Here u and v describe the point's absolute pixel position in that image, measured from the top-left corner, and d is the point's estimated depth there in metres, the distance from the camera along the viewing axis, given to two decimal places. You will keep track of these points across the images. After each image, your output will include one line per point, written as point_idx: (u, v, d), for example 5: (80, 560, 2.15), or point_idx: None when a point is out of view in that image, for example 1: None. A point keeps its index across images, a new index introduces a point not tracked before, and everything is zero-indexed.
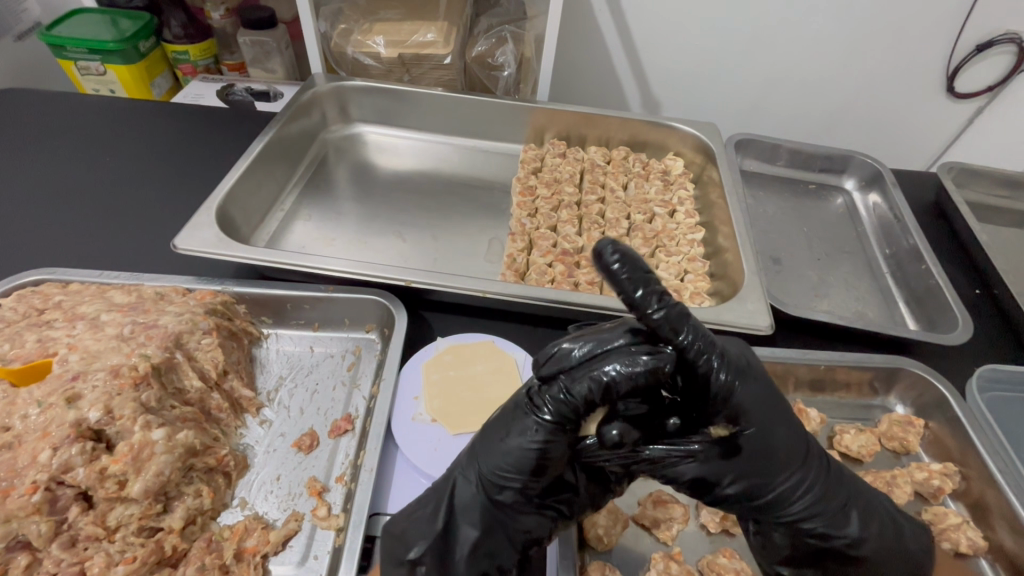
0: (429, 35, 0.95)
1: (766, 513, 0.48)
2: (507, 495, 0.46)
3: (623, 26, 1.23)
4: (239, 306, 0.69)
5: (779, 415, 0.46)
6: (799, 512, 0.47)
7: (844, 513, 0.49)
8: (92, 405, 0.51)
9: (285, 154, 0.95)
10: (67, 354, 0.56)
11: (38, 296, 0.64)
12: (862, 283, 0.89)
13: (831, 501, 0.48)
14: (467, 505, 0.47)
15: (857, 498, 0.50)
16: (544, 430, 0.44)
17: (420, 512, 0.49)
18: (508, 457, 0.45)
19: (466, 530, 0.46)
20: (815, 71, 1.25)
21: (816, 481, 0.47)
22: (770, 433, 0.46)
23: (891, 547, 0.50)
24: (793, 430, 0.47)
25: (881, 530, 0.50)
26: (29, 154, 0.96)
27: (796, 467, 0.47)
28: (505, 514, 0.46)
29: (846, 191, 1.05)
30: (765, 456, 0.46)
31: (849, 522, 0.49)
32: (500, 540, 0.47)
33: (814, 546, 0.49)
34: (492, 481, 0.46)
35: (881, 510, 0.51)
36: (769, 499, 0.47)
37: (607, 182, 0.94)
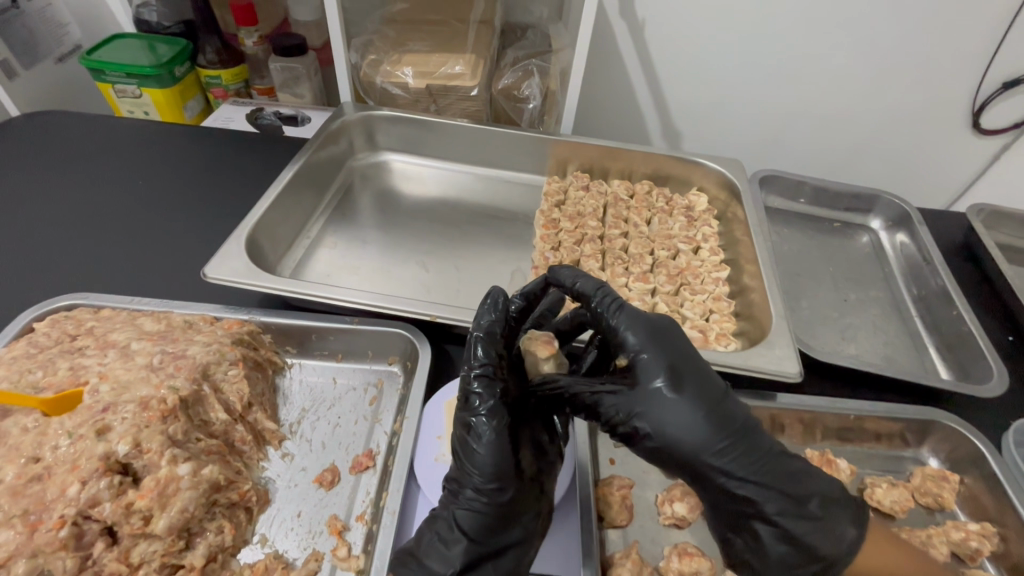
0: (456, 67, 0.97)
1: (683, 463, 0.50)
2: (507, 490, 0.50)
3: (645, 59, 1.25)
4: (265, 336, 0.70)
5: (659, 350, 0.51)
6: (719, 462, 0.49)
7: (751, 462, 0.49)
8: (121, 438, 0.51)
9: (313, 182, 0.96)
10: (98, 384, 0.56)
11: (71, 322, 0.65)
12: (890, 327, 0.87)
13: (736, 443, 0.49)
14: (476, 517, 0.50)
15: (765, 444, 0.50)
16: (491, 418, 0.52)
17: (431, 546, 0.50)
18: (486, 458, 0.51)
19: (484, 535, 0.50)
20: (839, 107, 1.25)
21: (712, 420, 0.49)
22: (653, 378, 0.50)
23: (796, 492, 0.49)
24: (688, 370, 0.51)
25: (755, 469, 0.49)
26: (65, 176, 0.99)
27: (690, 406, 0.49)
28: (507, 506, 0.50)
29: (871, 229, 1.04)
30: (657, 397, 0.49)
31: (726, 469, 0.49)
32: (521, 527, 0.51)
33: (729, 496, 0.50)
34: (484, 482, 0.50)
35: (756, 452, 0.49)
36: (680, 442, 0.49)
37: (630, 217, 0.93)
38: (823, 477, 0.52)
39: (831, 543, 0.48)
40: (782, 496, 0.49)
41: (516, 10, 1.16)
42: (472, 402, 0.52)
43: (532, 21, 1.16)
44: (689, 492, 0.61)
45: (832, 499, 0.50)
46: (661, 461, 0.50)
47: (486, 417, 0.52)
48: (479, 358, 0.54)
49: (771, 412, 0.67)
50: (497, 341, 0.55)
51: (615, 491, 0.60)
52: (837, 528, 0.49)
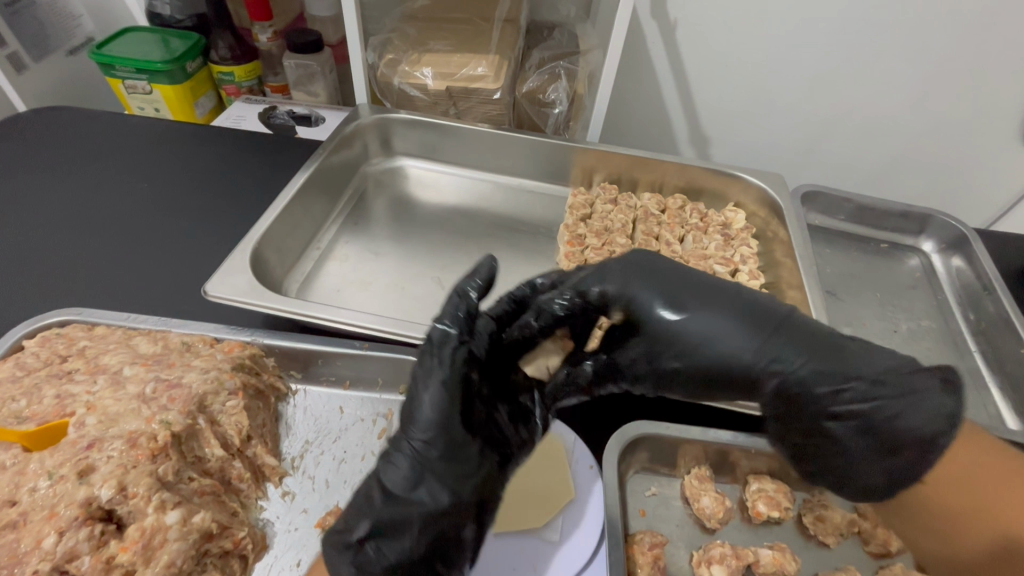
0: (479, 68, 0.91)
1: (746, 375, 0.46)
2: (443, 451, 0.46)
3: (677, 62, 1.17)
4: (269, 359, 0.65)
5: (635, 277, 0.51)
6: (771, 355, 0.45)
7: (806, 346, 0.45)
8: (104, 482, 0.47)
9: (325, 188, 0.91)
10: (84, 416, 0.52)
11: (62, 342, 0.61)
12: (945, 363, 0.80)
13: (777, 332, 0.46)
14: (402, 476, 0.46)
15: (807, 326, 0.46)
16: (447, 368, 0.47)
17: (358, 499, 0.48)
18: (426, 411, 0.46)
19: (412, 493, 0.46)
20: (886, 116, 1.17)
21: (748, 312, 0.47)
22: (654, 298, 0.49)
23: (867, 361, 0.44)
24: (679, 283, 0.50)
25: (811, 355, 0.44)
26: (69, 176, 0.95)
27: (718, 306, 0.47)
28: (437, 468, 0.46)
29: (923, 251, 0.96)
30: (668, 314, 0.48)
31: (783, 360, 0.45)
32: (453, 495, 0.46)
33: (800, 391, 0.44)
34: (422, 438, 0.46)
35: (805, 337, 0.45)
36: (726, 340, 0.46)
37: (661, 234, 0.87)
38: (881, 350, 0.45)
39: (910, 415, 0.42)
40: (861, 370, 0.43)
41: (542, 7, 1.10)
42: (424, 352, 0.48)
43: (559, 19, 1.09)
44: (728, 555, 0.55)
45: (904, 373, 0.43)
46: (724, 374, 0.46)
47: (440, 365, 0.47)
48: (445, 310, 0.49)
49: None
50: (467, 299, 0.50)
51: (646, 551, 0.54)
52: (916, 396, 0.42)
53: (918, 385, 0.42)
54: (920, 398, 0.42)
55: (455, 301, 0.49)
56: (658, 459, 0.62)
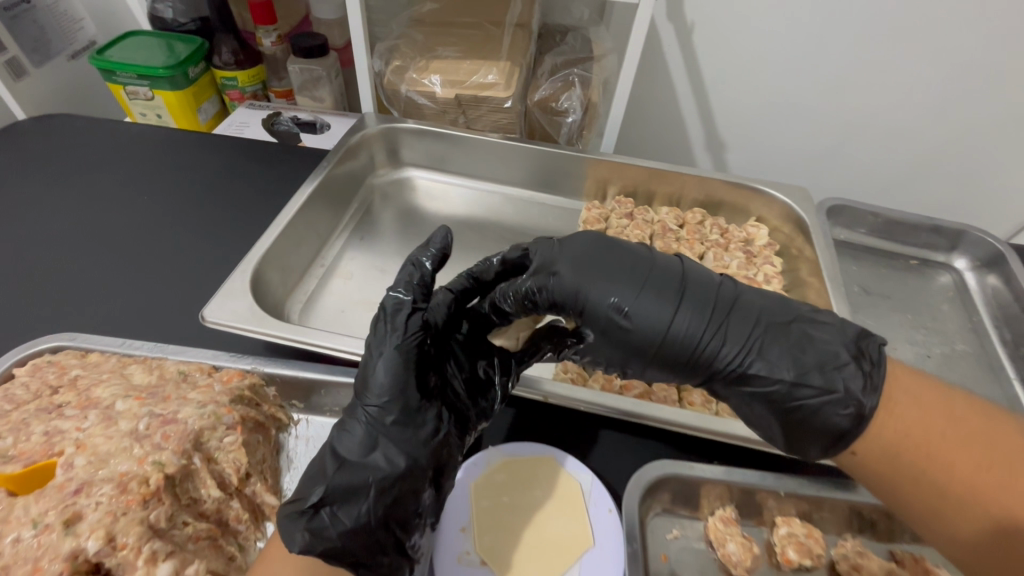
0: (489, 76, 0.87)
1: (695, 365, 0.49)
2: (398, 414, 0.49)
3: (694, 67, 1.13)
4: (269, 388, 0.62)
5: (591, 278, 0.50)
6: (714, 341, 0.48)
7: (748, 332, 0.48)
8: (91, 532, 0.44)
9: (330, 200, 0.88)
10: (73, 456, 0.49)
11: (54, 371, 0.58)
12: (983, 391, 0.75)
13: (716, 323, 0.48)
14: (357, 439, 0.48)
15: (748, 310, 0.49)
16: (400, 340, 0.50)
17: (313, 469, 0.49)
18: (379, 377, 0.49)
19: (368, 457, 0.48)
20: (913, 124, 1.12)
21: (693, 298, 0.49)
22: (603, 294, 0.50)
23: (798, 353, 0.47)
24: (633, 277, 0.50)
25: (760, 350, 0.48)
26: (68, 188, 0.92)
27: (663, 292, 0.49)
28: (391, 431, 0.49)
29: (955, 269, 0.91)
30: (619, 312, 0.49)
31: (736, 351, 0.48)
32: (409, 456, 0.48)
33: (740, 374, 0.48)
34: (376, 404, 0.49)
35: (747, 323, 0.49)
36: (674, 329, 0.48)
37: (680, 251, 0.83)
38: (817, 336, 0.48)
39: (837, 410, 0.45)
40: (783, 373, 0.46)
41: (555, 10, 1.05)
42: (379, 320, 0.51)
43: (572, 23, 1.05)
44: None
45: (836, 365, 0.46)
46: (669, 356, 0.49)
47: (392, 336, 0.50)
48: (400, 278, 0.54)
49: (854, 509, 0.56)
50: (421, 268, 0.54)
51: None
52: (839, 393, 0.45)
53: (841, 364, 0.46)
54: (841, 394, 0.45)
55: (407, 268, 0.54)
56: (679, 501, 0.58)
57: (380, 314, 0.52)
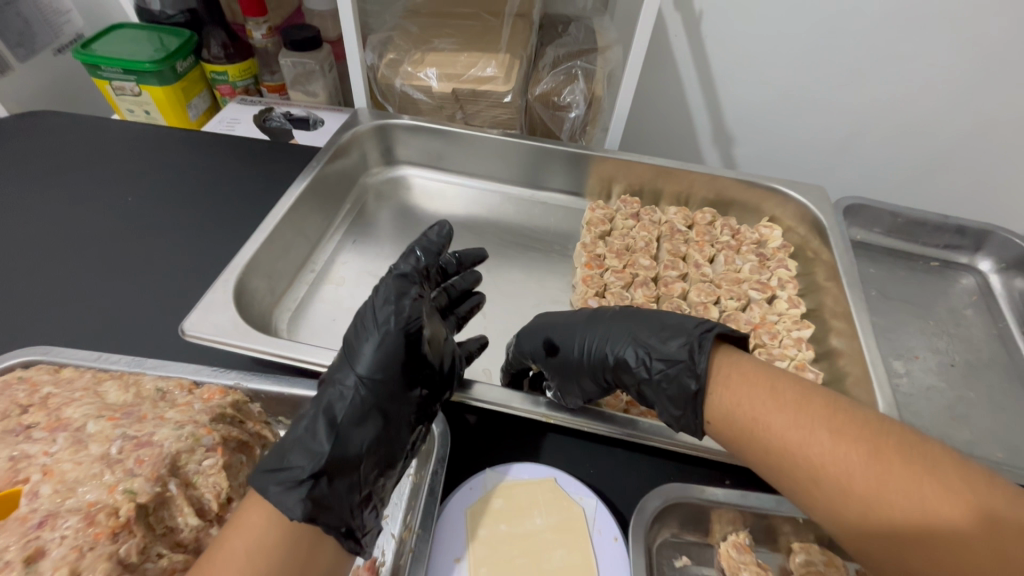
0: (488, 69, 0.82)
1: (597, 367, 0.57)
2: (391, 387, 0.50)
3: (703, 58, 1.08)
4: (254, 405, 0.58)
5: (538, 326, 0.63)
6: (605, 343, 0.57)
7: (629, 329, 0.57)
8: (55, 569, 0.40)
9: (320, 202, 0.84)
10: (39, 483, 0.45)
11: (24, 387, 0.54)
12: (1011, 402, 0.71)
13: (625, 330, 0.58)
14: (351, 408, 0.49)
15: (634, 316, 0.59)
16: (391, 319, 0.52)
17: (301, 438, 0.47)
18: (373, 353, 0.50)
19: (356, 430, 0.48)
20: (934, 116, 1.06)
21: (595, 320, 0.61)
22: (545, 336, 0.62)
23: (660, 332, 0.56)
24: (554, 323, 0.62)
25: (631, 336, 0.57)
26: (49, 189, 0.88)
27: (576, 322, 0.61)
28: (382, 404, 0.50)
29: (979, 271, 0.87)
30: (547, 343, 0.61)
31: (619, 344, 0.57)
32: (396, 430, 0.50)
33: (631, 362, 0.55)
34: (371, 377, 0.50)
35: (632, 324, 0.58)
36: (575, 343, 0.59)
37: (689, 254, 0.79)
38: (672, 317, 0.57)
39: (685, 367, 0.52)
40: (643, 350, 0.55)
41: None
42: (379, 300, 0.53)
43: (575, 12, 1.00)
44: None
45: (683, 330, 0.55)
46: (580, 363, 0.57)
47: (386, 319, 0.52)
48: (406, 265, 0.57)
49: None
50: (414, 259, 0.58)
51: None
52: (682, 342, 0.53)
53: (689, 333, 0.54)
54: (689, 345, 0.53)
55: (412, 256, 0.58)
56: (689, 526, 0.55)
57: (366, 303, 0.54)
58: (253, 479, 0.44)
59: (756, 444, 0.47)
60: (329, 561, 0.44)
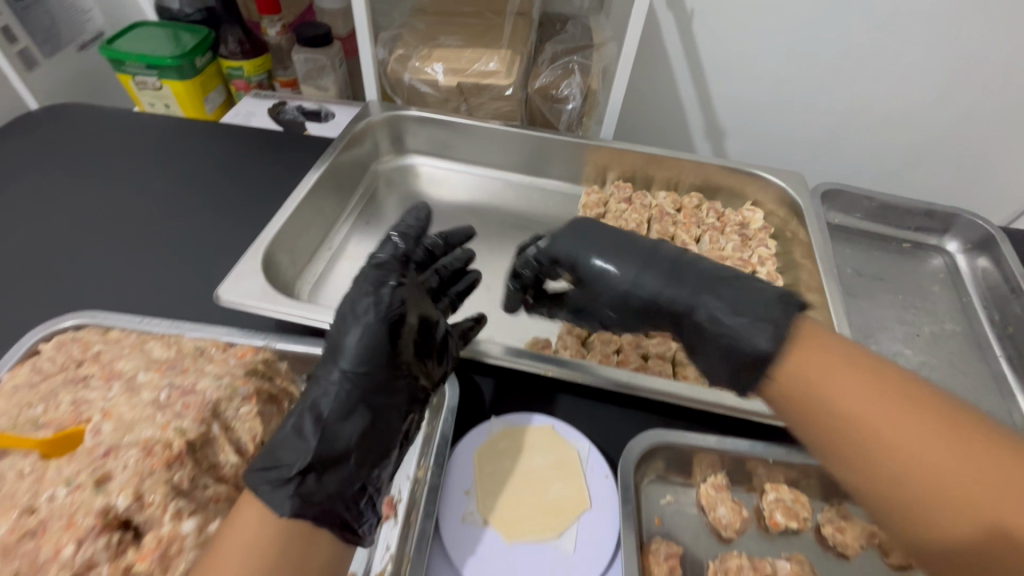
0: (491, 64, 0.88)
1: (641, 307, 0.58)
2: (374, 377, 0.51)
3: (692, 54, 1.14)
4: (282, 363, 0.65)
5: (583, 248, 0.60)
6: (665, 296, 0.56)
7: (698, 290, 0.55)
8: (121, 490, 0.47)
9: (335, 187, 0.90)
10: (100, 422, 0.52)
11: (78, 345, 0.61)
12: (971, 367, 0.78)
13: (651, 266, 0.58)
14: (336, 404, 0.50)
15: (713, 276, 0.55)
16: (370, 310, 0.52)
17: (289, 436, 0.48)
18: (354, 347, 0.51)
19: (342, 425, 0.49)
20: (910, 109, 1.13)
21: (664, 265, 0.57)
22: (566, 252, 0.61)
23: (735, 300, 0.52)
24: (612, 250, 0.60)
25: (700, 297, 0.54)
26: (83, 176, 0.95)
27: (638, 264, 0.58)
28: (367, 397, 0.51)
29: (947, 251, 0.93)
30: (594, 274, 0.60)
31: (678, 301, 0.55)
32: (383, 420, 0.51)
33: (687, 322, 0.55)
34: (353, 370, 0.51)
35: (715, 280, 0.55)
36: (625, 287, 0.58)
37: (677, 234, 0.85)
38: (757, 286, 0.53)
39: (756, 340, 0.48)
40: (711, 310, 0.52)
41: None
42: (358, 292, 0.54)
43: (572, 11, 1.06)
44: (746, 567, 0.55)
45: (766, 304, 0.50)
46: (618, 300, 0.59)
47: (365, 310, 0.52)
48: (383, 254, 0.58)
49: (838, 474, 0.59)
50: (397, 246, 0.60)
51: (662, 562, 0.54)
52: (752, 316, 0.50)
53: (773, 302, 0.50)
54: (767, 320, 0.49)
55: (389, 245, 0.60)
56: (673, 468, 0.61)
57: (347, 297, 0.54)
58: (246, 479, 0.45)
59: (819, 417, 0.44)
60: (326, 555, 0.44)
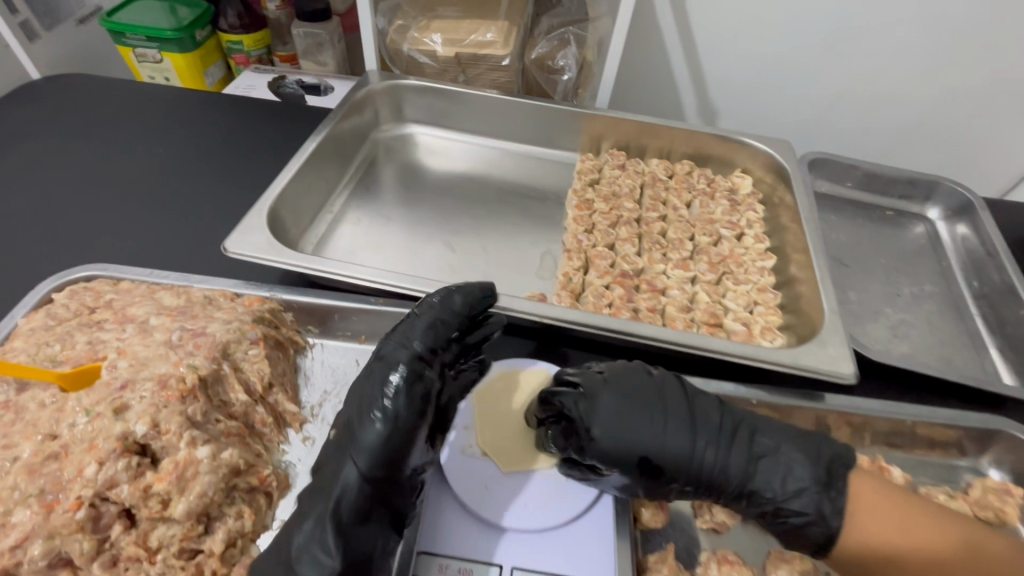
0: (488, 34, 0.91)
1: (689, 479, 0.52)
2: (394, 478, 0.49)
3: (687, 30, 1.16)
4: (287, 314, 0.67)
5: (623, 424, 0.52)
6: (716, 460, 0.51)
7: (748, 454, 0.52)
8: (138, 418, 0.49)
9: (336, 154, 0.92)
10: (116, 359, 0.54)
11: (90, 294, 0.63)
12: (948, 325, 0.81)
13: (705, 449, 0.51)
14: (353, 505, 0.48)
15: (762, 447, 0.53)
16: (392, 402, 0.50)
17: (307, 539, 0.47)
18: (375, 441, 0.49)
19: (360, 529, 0.47)
20: (899, 86, 1.15)
21: (714, 431, 0.52)
22: (609, 423, 0.52)
23: (788, 480, 0.51)
24: (654, 418, 0.52)
25: (752, 467, 0.52)
26: (87, 143, 0.97)
27: (686, 433, 0.52)
28: (386, 497, 0.49)
29: (929, 219, 0.97)
30: (641, 457, 0.51)
31: (733, 468, 0.51)
32: (400, 515, 0.50)
33: (738, 485, 0.51)
34: (374, 472, 0.48)
35: (762, 446, 0.53)
36: (675, 458, 0.51)
37: (669, 199, 0.88)
38: (803, 449, 0.52)
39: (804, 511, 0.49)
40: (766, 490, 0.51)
41: None
42: (411, 391, 0.51)
43: None
44: None
45: (819, 483, 0.50)
46: (664, 482, 0.52)
47: (389, 398, 0.50)
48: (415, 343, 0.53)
49: (818, 414, 0.62)
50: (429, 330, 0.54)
51: None
52: (806, 484, 0.50)
53: (827, 482, 0.50)
54: (814, 516, 0.49)
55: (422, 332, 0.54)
56: None
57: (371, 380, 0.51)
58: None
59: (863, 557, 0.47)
60: None
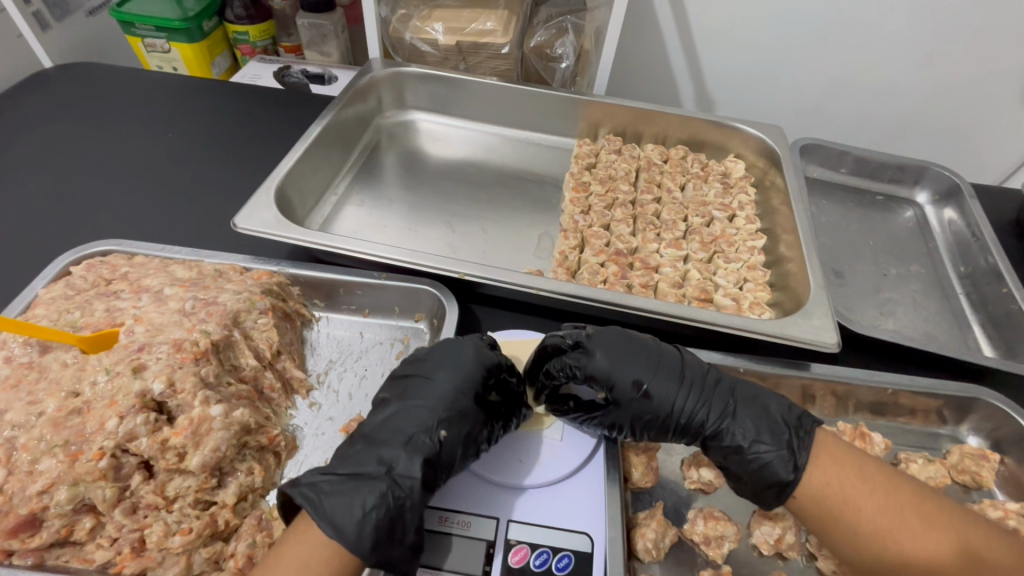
0: (488, 23, 0.93)
1: (670, 416, 0.57)
2: (442, 448, 0.52)
3: (683, 22, 1.18)
4: (294, 288, 0.70)
5: (621, 363, 0.58)
6: (698, 401, 0.56)
7: (730, 398, 0.57)
8: (155, 377, 0.52)
9: (340, 139, 0.95)
10: (133, 325, 0.57)
11: (107, 267, 0.66)
12: (933, 304, 0.84)
13: (689, 387, 0.57)
14: (401, 463, 0.50)
15: (743, 394, 0.58)
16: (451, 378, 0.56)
17: (350, 478, 0.49)
18: (431, 408, 0.54)
19: (404, 484, 0.49)
20: (892, 76, 1.17)
21: (702, 378, 0.58)
22: (608, 354, 0.58)
23: (763, 423, 0.56)
24: (652, 362, 0.58)
25: (731, 407, 0.57)
26: (99, 128, 1.00)
27: (676, 376, 0.57)
28: (431, 462, 0.51)
29: (917, 203, 0.99)
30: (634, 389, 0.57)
31: (714, 407, 0.57)
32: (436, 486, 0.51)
33: (714, 424, 0.56)
34: (425, 434, 0.52)
35: (742, 392, 0.58)
36: (662, 395, 0.57)
37: (663, 182, 0.91)
38: (781, 404, 0.57)
39: (779, 457, 0.53)
40: (741, 430, 0.55)
41: None
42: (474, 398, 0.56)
43: None
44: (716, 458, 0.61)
45: (789, 428, 0.55)
46: (650, 420, 0.57)
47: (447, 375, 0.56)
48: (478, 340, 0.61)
49: (803, 382, 0.65)
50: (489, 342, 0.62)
51: (641, 453, 0.60)
52: (780, 430, 0.55)
53: (797, 428, 0.55)
54: (785, 452, 0.54)
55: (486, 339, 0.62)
56: None
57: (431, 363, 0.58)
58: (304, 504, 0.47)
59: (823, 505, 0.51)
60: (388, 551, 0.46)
